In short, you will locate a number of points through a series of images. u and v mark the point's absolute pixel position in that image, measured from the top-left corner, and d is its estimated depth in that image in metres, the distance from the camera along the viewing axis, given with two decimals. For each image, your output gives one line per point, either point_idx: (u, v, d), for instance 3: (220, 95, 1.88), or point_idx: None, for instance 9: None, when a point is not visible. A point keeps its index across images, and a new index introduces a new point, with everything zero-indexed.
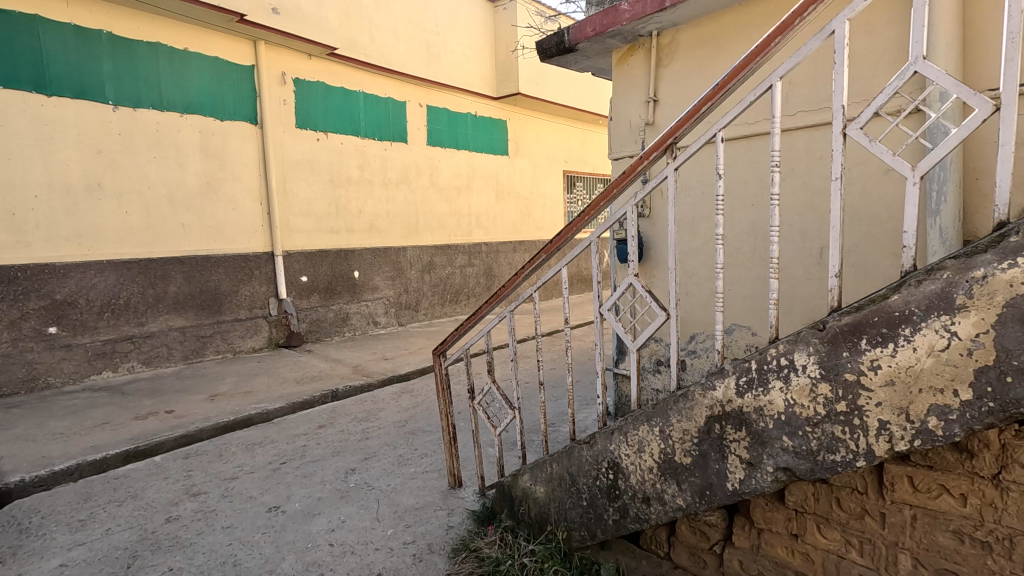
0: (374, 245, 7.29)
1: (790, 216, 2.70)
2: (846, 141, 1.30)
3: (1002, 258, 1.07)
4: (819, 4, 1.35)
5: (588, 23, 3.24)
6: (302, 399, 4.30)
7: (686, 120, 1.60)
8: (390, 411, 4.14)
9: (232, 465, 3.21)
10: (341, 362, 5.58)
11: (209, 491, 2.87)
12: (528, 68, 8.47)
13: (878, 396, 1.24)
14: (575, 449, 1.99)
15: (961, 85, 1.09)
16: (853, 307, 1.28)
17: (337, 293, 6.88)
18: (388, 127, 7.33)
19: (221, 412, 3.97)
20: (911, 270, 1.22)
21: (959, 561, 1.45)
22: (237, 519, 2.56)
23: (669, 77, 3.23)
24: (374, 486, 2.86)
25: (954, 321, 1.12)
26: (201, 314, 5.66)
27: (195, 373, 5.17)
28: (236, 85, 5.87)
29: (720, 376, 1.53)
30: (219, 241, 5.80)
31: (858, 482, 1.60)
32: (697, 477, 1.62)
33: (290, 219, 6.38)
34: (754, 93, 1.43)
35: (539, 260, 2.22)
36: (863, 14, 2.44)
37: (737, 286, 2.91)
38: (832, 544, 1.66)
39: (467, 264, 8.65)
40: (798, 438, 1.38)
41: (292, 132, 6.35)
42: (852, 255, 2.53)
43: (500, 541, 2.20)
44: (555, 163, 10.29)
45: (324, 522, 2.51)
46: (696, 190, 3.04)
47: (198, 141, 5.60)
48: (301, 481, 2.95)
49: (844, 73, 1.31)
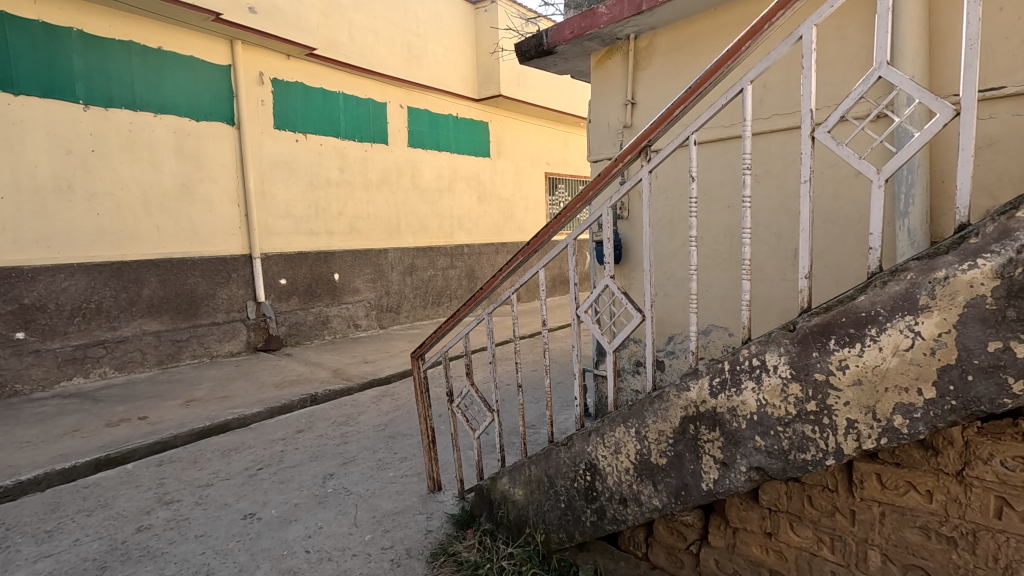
0: (354, 247, 7.22)
1: (765, 218, 2.73)
2: (814, 145, 1.32)
3: (963, 259, 1.09)
4: (787, 9, 1.37)
5: (565, 26, 3.25)
6: (281, 404, 4.24)
7: (660, 122, 1.61)
8: (369, 414, 4.10)
9: (206, 472, 3.15)
10: (320, 366, 5.51)
11: (182, 499, 2.81)
12: (509, 70, 8.49)
13: (846, 395, 1.26)
14: (553, 451, 1.99)
15: (923, 90, 1.11)
16: (822, 308, 1.30)
17: (316, 295, 6.80)
18: (368, 128, 7.28)
19: (196, 418, 3.89)
20: (876, 270, 1.24)
21: (925, 557, 1.48)
22: (211, 527, 2.51)
23: (647, 80, 3.26)
24: (353, 491, 2.82)
25: (918, 321, 1.15)
26: (176, 317, 5.54)
27: (170, 378, 5.06)
28: (212, 84, 5.77)
29: (695, 377, 1.54)
30: (195, 243, 5.70)
31: (829, 479, 1.63)
32: (672, 478, 1.63)
33: (268, 221, 6.30)
34: (726, 96, 1.43)
35: (517, 262, 2.20)
36: (833, 20, 2.49)
37: (713, 288, 2.94)
38: (805, 541, 1.69)
39: (449, 266, 8.61)
40: (770, 438, 1.40)
41: (270, 132, 6.27)
42: (824, 256, 2.57)
43: (479, 545, 2.19)
44: (537, 166, 10.33)
45: (301, 528, 2.47)
46: (674, 192, 3.07)
47: (172, 142, 5.49)
48: (278, 487, 2.90)
49: (812, 78, 1.33)
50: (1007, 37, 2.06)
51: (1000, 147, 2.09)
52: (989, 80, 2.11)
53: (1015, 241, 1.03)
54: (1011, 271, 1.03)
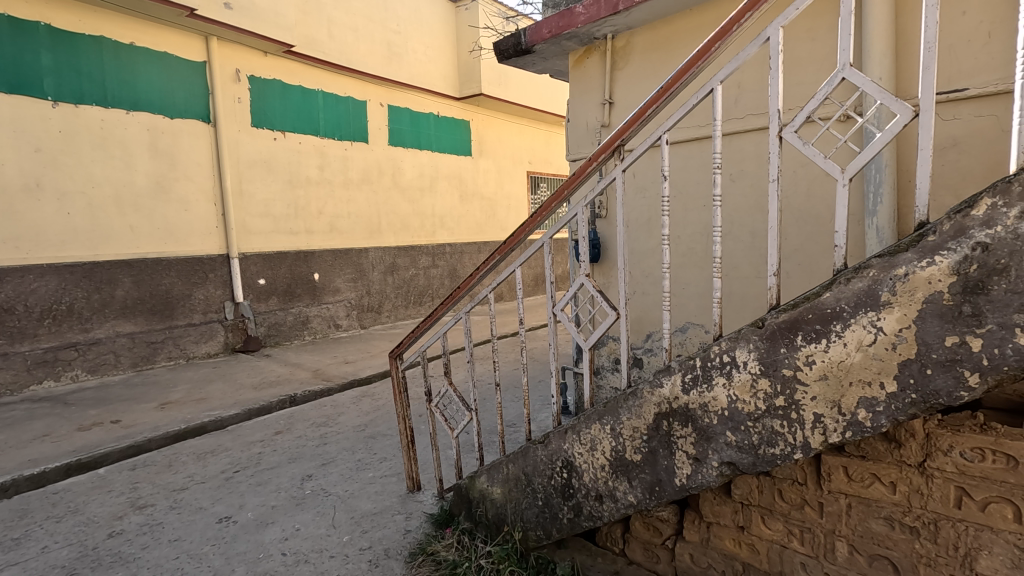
0: (334, 246, 7.16)
1: (740, 217, 2.77)
2: (781, 144, 1.33)
3: (921, 256, 1.11)
4: (755, 10, 1.38)
5: (544, 25, 3.25)
6: (259, 405, 4.18)
7: (633, 121, 1.62)
8: (350, 415, 4.06)
9: (182, 475, 3.09)
10: (300, 366, 5.46)
11: (156, 503, 2.76)
12: (491, 68, 8.48)
13: (813, 390, 1.29)
14: (530, 449, 1.99)
15: (884, 91, 1.12)
16: (790, 304, 1.32)
17: (296, 295, 6.73)
18: (348, 126, 7.22)
19: (172, 421, 3.82)
20: (841, 268, 1.26)
21: (890, 547, 1.52)
22: (186, 531, 2.47)
23: (625, 79, 3.28)
24: (331, 492, 2.80)
25: (880, 317, 1.17)
26: (151, 319, 5.43)
27: (145, 381, 4.96)
28: (187, 81, 5.67)
29: (667, 374, 1.56)
30: (170, 242, 5.59)
31: (798, 473, 1.66)
32: (647, 474, 1.65)
33: (246, 220, 6.21)
34: (696, 96, 1.44)
35: (494, 260, 2.19)
36: (803, 21, 2.54)
37: (690, 286, 2.97)
38: (776, 534, 1.72)
39: (431, 266, 8.57)
40: (740, 433, 1.43)
41: (247, 131, 6.18)
42: (796, 254, 2.62)
43: (457, 543, 2.18)
44: (519, 165, 10.34)
45: (278, 531, 2.44)
46: (650, 192, 3.10)
47: (146, 140, 5.39)
48: (255, 490, 2.87)
49: (780, 78, 1.34)
50: (970, 40, 2.12)
51: (965, 147, 2.15)
52: (952, 82, 2.17)
53: (971, 238, 1.05)
54: (967, 268, 1.05)
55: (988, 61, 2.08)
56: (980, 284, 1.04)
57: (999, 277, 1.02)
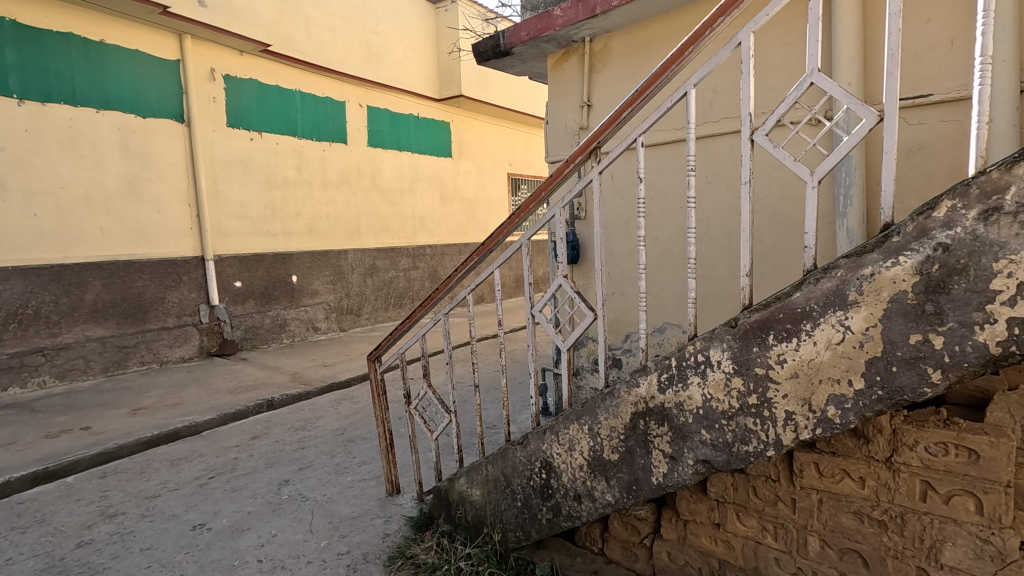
0: (313, 248, 7.08)
1: (715, 219, 2.82)
2: (753, 147, 1.35)
3: (886, 256, 1.14)
4: (728, 15, 1.40)
5: (522, 27, 3.26)
6: (235, 410, 4.11)
7: (609, 124, 1.64)
8: (328, 419, 4.02)
9: (154, 482, 3.02)
10: (278, 370, 5.39)
11: (127, 512, 2.69)
12: (470, 70, 8.48)
13: (784, 388, 1.31)
14: (510, 450, 2.00)
15: (851, 96, 1.14)
16: (762, 304, 1.34)
17: (274, 298, 6.64)
18: (327, 127, 7.15)
19: (144, 427, 3.73)
20: (811, 268, 1.29)
21: (859, 540, 1.56)
22: (158, 539, 2.42)
23: (602, 82, 3.31)
24: (309, 497, 2.76)
25: (848, 316, 1.20)
26: (123, 322, 5.30)
27: (116, 386, 4.84)
28: (160, 80, 5.55)
29: (644, 373, 1.58)
30: (142, 244, 5.46)
31: (771, 470, 1.69)
32: (624, 473, 1.66)
33: (222, 221, 6.10)
34: (671, 99, 1.46)
35: (472, 262, 2.18)
36: (775, 27, 2.59)
37: (667, 286, 3.01)
38: (750, 530, 1.75)
39: (411, 268, 8.52)
40: (714, 431, 1.45)
41: (222, 131, 6.07)
42: (769, 255, 2.67)
43: (437, 546, 2.17)
44: (499, 167, 10.34)
45: (253, 537, 2.40)
46: (627, 194, 3.13)
47: (117, 140, 5.26)
48: (230, 496, 2.82)
49: (752, 82, 1.36)
50: (934, 47, 2.19)
51: (930, 150, 2.21)
52: (917, 87, 2.24)
53: (932, 239, 1.08)
54: (929, 268, 1.08)
55: (951, 67, 2.15)
56: (941, 284, 1.08)
57: (958, 277, 1.06)
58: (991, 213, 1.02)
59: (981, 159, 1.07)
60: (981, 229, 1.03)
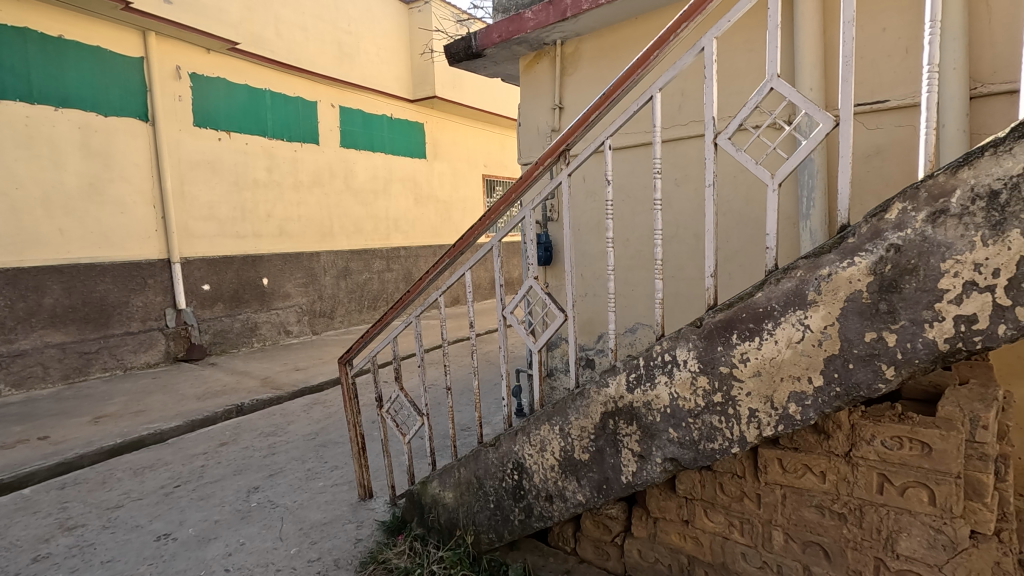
0: (284, 250, 6.96)
1: (684, 221, 2.87)
2: (717, 150, 1.37)
3: (843, 257, 1.17)
4: (691, 21, 1.42)
5: (494, 29, 3.27)
6: (202, 417, 4.01)
7: (577, 127, 1.65)
8: (300, 424, 3.95)
9: (117, 492, 2.93)
10: (248, 374, 5.28)
11: (87, 523, 2.61)
12: (444, 70, 8.45)
13: (748, 386, 1.34)
14: (481, 453, 2.00)
15: (808, 101, 1.16)
16: (725, 304, 1.37)
17: (244, 301, 6.50)
18: (297, 127, 7.05)
19: (107, 436, 3.62)
20: (772, 269, 1.31)
21: (821, 533, 1.60)
22: (120, 551, 2.35)
23: (574, 85, 3.34)
24: (279, 503, 2.71)
25: (807, 315, 1.23)
26: (84, 328, 5.13)
27: (77, 394, 4.68)
28: (123, 77, 5.39)
29: (613, 373, 1.60)
30: (105, 246, 5.29)
31: (737, 466, 1.73)
32: (595, 472, 1.68)
33: (189, 223, 5.95)
34: (637, 103, 1.47)
35: (443, 264, 2.16)
36: (741, 32, 2.65)
37: (638, 287, 3.05)
38: (718, 526, 1.78)
39: (386, 269, 8.44)
40: (682, 429, 1.47)
41: (189, 130, 5.92)
42: (735, 256, 2.73)
43: (409, 550, 2.14)
44: (474, 168, 10.32)
45: (221, 546, 2.35)
46: (598, 196, 3.17)
47: (77, 139, 5.09)
48: (197, 505, 2.75)
49: (714, 87, 1.38)
50: (889, 56, 2.27)
51: (887, 154, 2.29)
52: (875, 93, 2.32)
53: (885, 240, 1.12)
54: (882, 268, 1.12)
55: (906, 75, 2.23)
56: (894, 283, 1.11)
57: (909, 277, 1.09)
58: (938, 215, 1.06)
59: (929, 163, 1.11)
60: (930, 231, 1.07)
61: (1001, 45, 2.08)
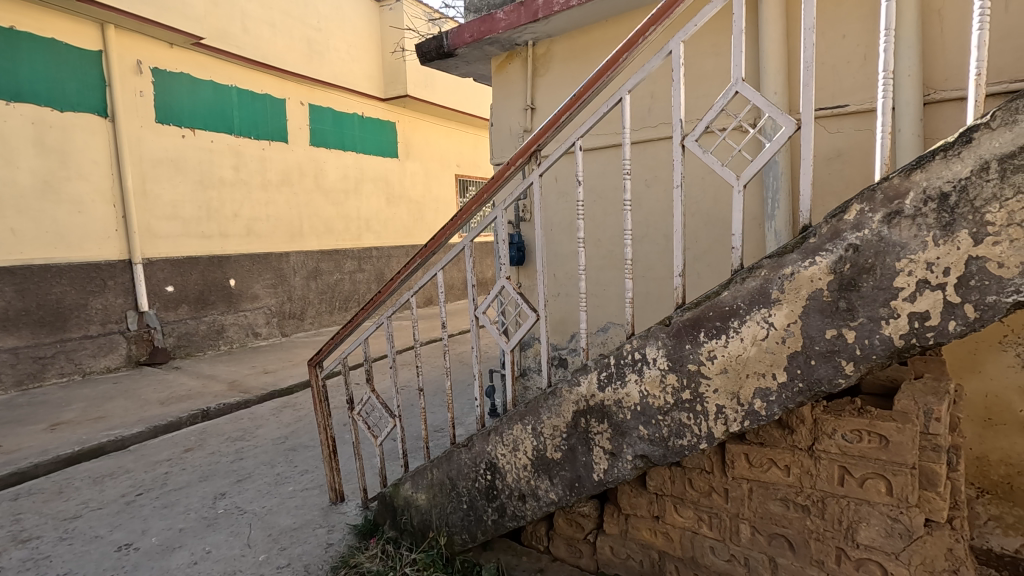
0: (252, 251, 6.81)
1: (653, 222, 2.92)
2: (684, 152, 1.39)
3: (804, 256, 1.21)
4: (659, 25, 1.44)
5: (465, 29, 3.26)
6: (166, 422, 3.90)
7: (547, 128, 1.66)
8: (268, 428, 3.87)
9: (75, 502, 2.82)
10: (214, 378, 5.15)
11: (43, 536, 2.50)
12: (416, 70, 8.39)
13: (715, 383, 1.37)
14: (454, 453, 1.99)
15: (771, 105, 1.19)
16: (693, 303, 1.40)
17: (210, 303, 6.34)
18: (265, 125, 6.91)
19: (64, 443, 3.48)
20: (737, 269, 1.34)
21: (786, 525, 1.65)
22: (78, 563, 2.26)
23: (545, 85, 3.36)
24: (247, 509, 2.65)
25: (771, 313, 1.26)
26: (38, 331, 4.92)
27: (32, 400, 4.48)
28: (80, 71, 5.19)
29: (584, 372, 1.61)
30: (62, 247, 5.08)
31: (705, 462, 1.76)
32: (567, 471, 1.69)
33: (151, 222, 5.76)
34: (606, 105, 1.48)
35: (415, 264, 2.13)
36: (709, 37, 2.71)
37: (609, 287, 3.08)
38: (687, 521, 1.82)
39: (357, 270, 8.33)
40: (652, 427, 1.49)
41: (150, 127, 5.74)
42: (704, 257, 2.78)
43: (382, 553, 2.11)
44: (447, 168, 10.28)
45: (186, 555, 2.28)
46: (570, 196, 3.19)
47: (30, 135, 4.88)
48: (160, 513, 2.66)
49: (682, 90, 1.40)
50: (848, 62, 2.35)
51: (847, 158, 2.37)
52: (836, 98, 2.39)
53: (844, 240, 1.15)
54: (842, 268, 1.16)
55: (864, 81, 2.31)
56: (853, 282, 1.15)
57: (867, 275, 1.13)
58: (893, 216, 1.10)
59: (885, 166, 1.15)
60: (885, 231, 1.11)
61: (952, 54, 2.18)
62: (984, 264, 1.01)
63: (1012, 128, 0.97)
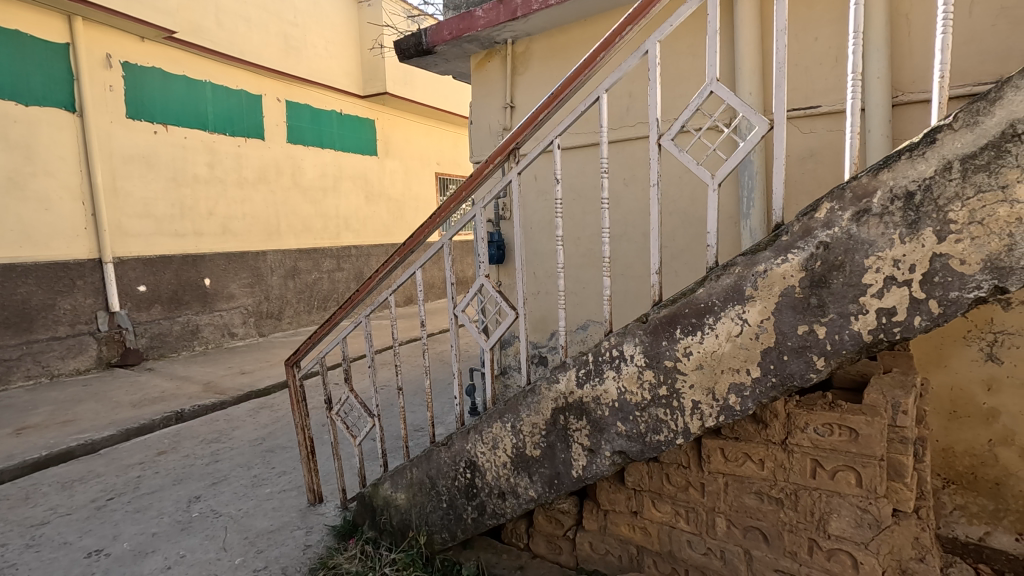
0: (227, 249, 6.69)
1: (632, 220, 2.94)
2: (661, 151, 1.40)
3: (777, 254, 1.23)
4: (636, 24, 1.45)
5: (444, 26, 3.24)
6: (138, 425, 3.81)
7: (526, 126, 1.66)
8: (245, 429, 3.81)
9: (42, 508, 2.74)
10: (189, 379, 5.05)
11: (8, 543, 2.42)
12: (396, 67, 8.32)
13: (691, 378, 1.39)
14: (434, 452, 1.98)
15: (745, 105, 1.20)
16: (669, 300, 1.41)
17: (184, 302, 6.20)
18: (241, 121, 6.79)
19: (31, 448, 3.38)
20: (713, 266, 1.36)
21: (760, 518, 1.68)
22: (45, 571, 2.19)
23: (524, 84, 3.36)
24: (222, 512, 2.61)
25: (745, 310, 1.28)
26: (3, 333, 4.77)
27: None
28: (46, 64, 5.03)
29: (563, 369, 1.62)
30: (27, 246, 4.93)
31: (682, 457, 1.78)
32: (546, 468, 1.70)
33: (121, 220, 5.62)
34: (584, 103, 1.49)
35: (394, 263, 2.11)
36: (686, 38, 2.74)
37: (589, 285, 3.10)
38: (665, 516, 1.84)
39: (336, 269, 8.24)
40: (629, 423, 1.51)
41: (121, 122, 5.60)
42: (681, 255, 2.82)
43: (361, 554, 2.09)
44: (427, 166, 10.22)
45: (159, 560, 2.24)
46: (549, 195, 3.20)
47: None
48: (132, 518, 2.60)
49: (658, 89, 1.41)
50: (821, 63, 2.40)
51: (820, 158, 2.42)
52: (809, 99, 2.44)
53: (815, 238, 1.18)
54: (813, 265, 1.18)
55: (836, 82, 2.36)
56: (823, 278, 1.17)
57: (837, 272, 1.16)
58: (862, 214, 1.12)
59: (854, 165, 1.18)
60: (855, 229, 1.13)
61: (919, 56, 2.24)
62: (947, 261, 1.04)
63: (973, 129, 1.01)
